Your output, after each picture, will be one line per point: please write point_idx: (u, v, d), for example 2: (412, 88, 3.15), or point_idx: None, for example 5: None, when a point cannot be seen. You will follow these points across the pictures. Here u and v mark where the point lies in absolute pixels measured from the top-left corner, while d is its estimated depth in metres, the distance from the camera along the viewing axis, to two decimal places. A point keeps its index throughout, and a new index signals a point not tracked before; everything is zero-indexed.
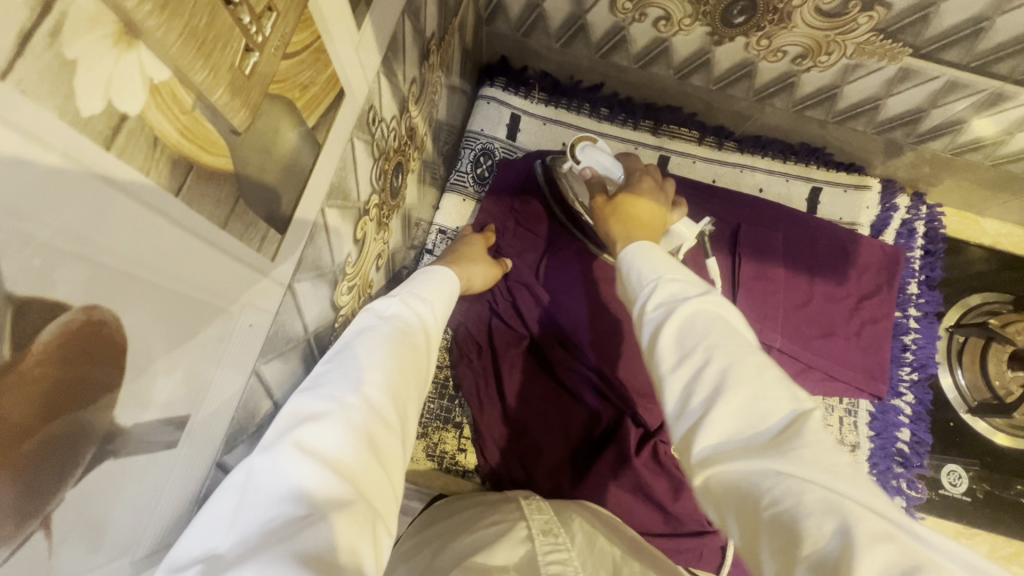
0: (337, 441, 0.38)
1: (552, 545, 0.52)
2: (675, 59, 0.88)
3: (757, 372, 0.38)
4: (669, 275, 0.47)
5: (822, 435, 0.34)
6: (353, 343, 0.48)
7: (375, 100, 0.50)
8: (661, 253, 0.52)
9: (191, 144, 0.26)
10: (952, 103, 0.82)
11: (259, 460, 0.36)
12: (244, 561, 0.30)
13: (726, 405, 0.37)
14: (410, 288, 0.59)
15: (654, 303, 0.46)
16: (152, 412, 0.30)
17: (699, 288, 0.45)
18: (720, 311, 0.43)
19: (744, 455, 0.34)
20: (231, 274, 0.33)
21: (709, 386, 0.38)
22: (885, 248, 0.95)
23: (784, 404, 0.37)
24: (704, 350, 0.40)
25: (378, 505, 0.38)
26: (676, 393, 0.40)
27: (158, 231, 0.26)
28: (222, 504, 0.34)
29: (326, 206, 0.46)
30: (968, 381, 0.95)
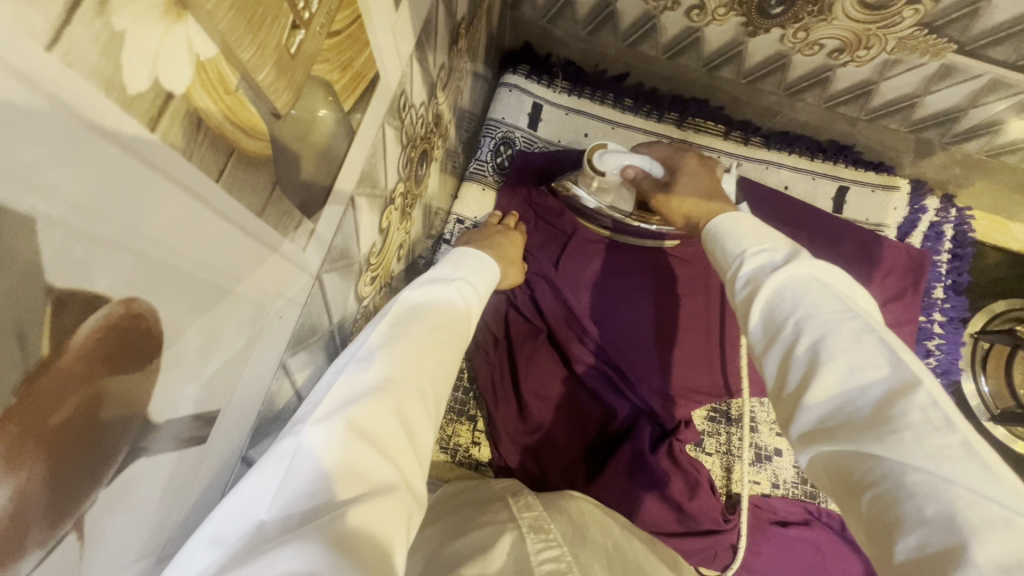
0: (386, 420, 0.38)
1: (545, 542, 0.51)
2: (705, 51, 0.86)
3: (853, 342, 0.37)
4: (755, 248, 0.47)
5: (933, 409, 0.32)
6: (402, 319, 0.48)
7: (407, 85, 0.48)
8: (750, 224, 0.50)
9: (233, 126, 0.24)
10: (992, 104, 0.79)
11: (311, 430, 0.36)
12: (290, 537, 0.29)
13: (821, 383, 0.36)
14: (460, 275, 0.59)
15: (743, 276, 0.46)
16: (183, 408, 0.28)
17: (788, 254, 0.45)
18: (813, 273, 0.42)
19: (841, 436, 0.34)
20: (264, 264, 0.32)
21: (807, 359, 0.38)
22: (911, 251, 0.94)
23: (882, 377, 0.35)
24: (800, 320, 0.40)
25: (414, 495, 0.37)
26: (777, 370, 0.41)
27: (195, 219, 0.24)
28: (271, 470, 0.34)
29: (356, 194, 0.44)
30: (991, 387, 0.93)
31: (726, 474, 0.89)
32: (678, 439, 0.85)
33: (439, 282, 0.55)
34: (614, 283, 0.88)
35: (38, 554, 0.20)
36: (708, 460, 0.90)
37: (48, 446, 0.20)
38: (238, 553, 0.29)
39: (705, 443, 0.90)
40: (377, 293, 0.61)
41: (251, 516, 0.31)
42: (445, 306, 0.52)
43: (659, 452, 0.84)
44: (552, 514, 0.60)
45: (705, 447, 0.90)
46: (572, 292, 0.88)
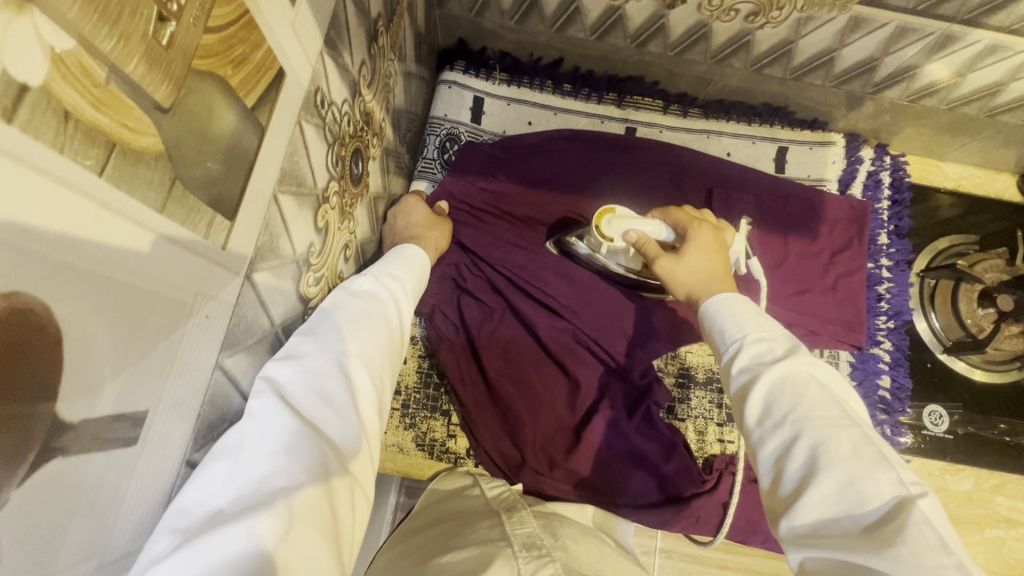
0: (323, 410, 0.42)
1: (538, 562, 0.51)
2: (630, 28, 0.88)
3: (854, 452, 0.40)
4: (754, 334, 0.50)
5: (926, 525, 0.36)
6: (326, 311, 0.50)
7: (322, 82, 0.49)
8: (748, 306, 0.54)
9: (111, 121, 0.25)
10: (903, 50, 0.82)
11: (249, 422, 0.39)
12: (244, 517, 0.33)
13: (818, 490, 0.39)
14: (380, 268, 0.60)
15: (739, 365, 0.49)
16: (104, 407, 0.29)
17: (784, 347, 0.48)
18: (812, 371, 0.46)
19: (840, 545, 0.37)
20: (178, 262, 0.32)
21: (805, 463, 0.41)
22: (853, 202, 0.98)
23: (883, 487, 0.38)
24: (795, 422, 0.43)
25: (355, 471, 0.43)
26: (771, 465, 0.44)
27: (82, 214, 0.24)
28: (217, 463, 0.36)
29: (279, 193, 0.45)
30: (942, 322, 0.97)
31: (700, 437, 0.90)
32: (654, 402, 0.87)
33: (357, 279, 0.56)
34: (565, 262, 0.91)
35: None
36: (681, 426, 0.91)
37: None
38: (196, 535, 0.32)
39: (678, 409, 0.91)
40: (326, 295, 0.62)
41: (206, 505, 0.34)
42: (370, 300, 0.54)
43: (634, 418, 0.86)
44: (544, 531, 0.61)
45: (677, 413, 0.91)
46: (527, 274, 0.90)
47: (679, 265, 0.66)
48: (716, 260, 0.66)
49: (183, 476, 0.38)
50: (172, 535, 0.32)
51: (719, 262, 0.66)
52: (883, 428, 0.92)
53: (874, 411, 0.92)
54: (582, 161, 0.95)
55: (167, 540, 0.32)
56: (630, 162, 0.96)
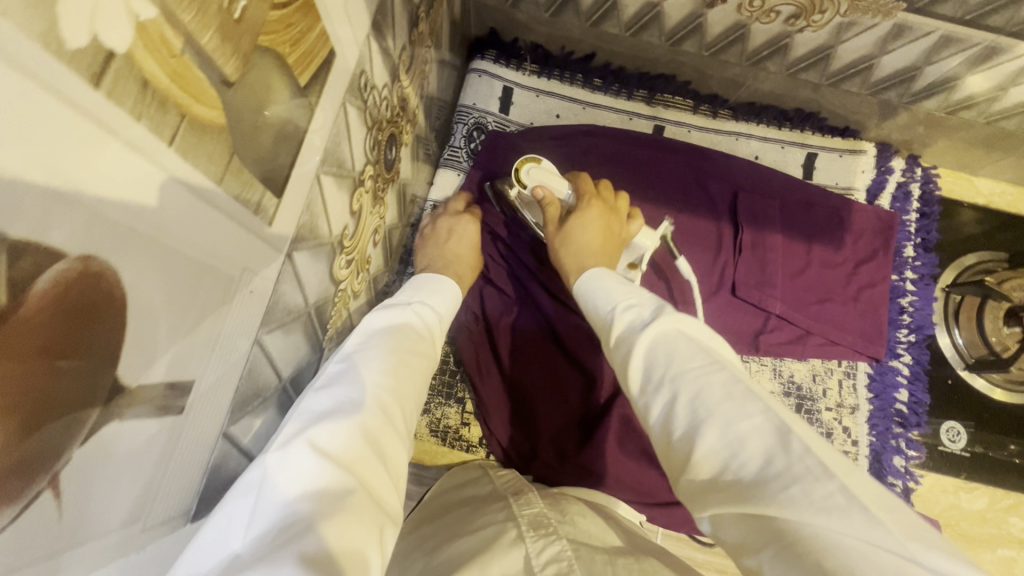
0: (348, 441, 0.41)
1: (546, 542, 0.52)
2: (666, 26, 0.87)
3: (725, 397, 0.40)
4: (624, 303, 0.52)
5: (807, 454, 0.35)
6: (361, 345, 0.51)
7: (367, 65, 0.49)
8: (616, 279, 0.57)
9: (183, 91, 0.25)
10: (945, 60, 0.81)
11: (275, 457, 0.38)
12: (263, 558, 0.31)
13: (706, 440, 0.38)
14: (419, 298, 0.63)
15: (614, 331, 0.50)
16: (157, 375, 0.29)
17: (652, 309, 0.50)
18: (680, 327, 0.47)
19: (732, 494, 0.36)
20: (229, 236, 0.33)
21: (687, 419, 0.40)
22: (880, 213, 0.97)
23: (756, 423, 0.38)
24: (672, 379, 0.43)
25: (386, 507, 0.40)
26: (661, 425, 0.42)
27: (152, 182, 0.25)
28: (239, 502, 0.36)
29: (321, 174, 0.45)
30: (965, 339, 0.96)
31: None
32: None
33: (396, 306, 0.59)
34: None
35: (10, 510, 0.21)
36: None
37: (11, 398, 0.20)
38: None
39: None
40: (355, 277, 0.62)
41: (225, 550, 0.33)
42: (406, 329, 0.56)
43: None
44: (552, 510, 0.61)
45: None
46: (546, 268, 0.90)
47: (559, 234, 0.73)
48: (598, 236, 0.71)
49: (220, 449, 0.39)
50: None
51: (601, 236, 0.71)
52: (898, 441, 0.91)
53: (890, 424, 0.92)
54: (610, 157, 0.95)
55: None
56: (657, 161, 0.95)
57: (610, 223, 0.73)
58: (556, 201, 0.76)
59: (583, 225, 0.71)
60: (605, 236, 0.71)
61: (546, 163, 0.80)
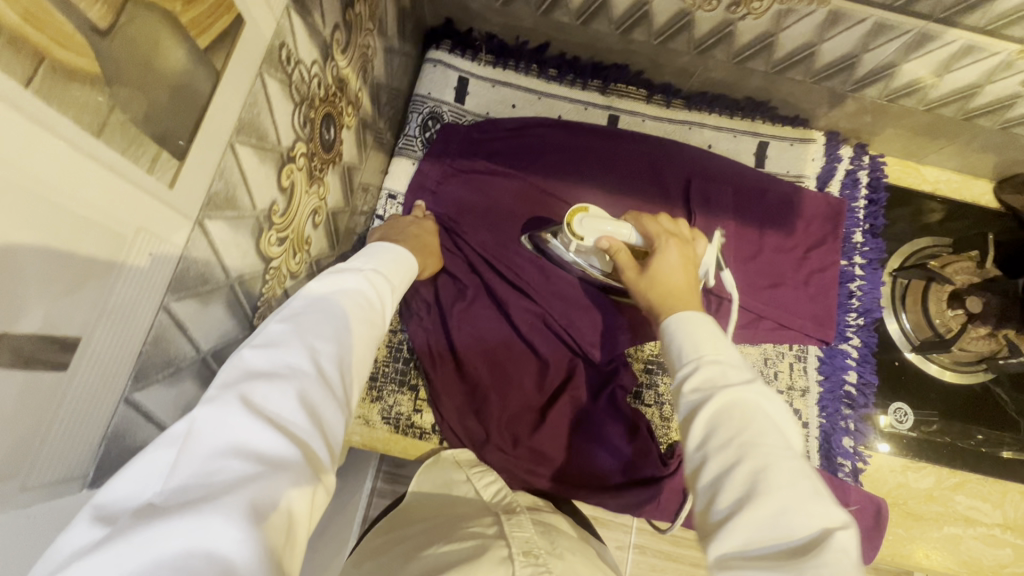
0: (283, 401, 0.42)
1: (534, 565, 0.52)
2: (614, 14, 0.88)
3: (789, 481, 0.41)
4: (711, 356, 0.50)
5: (847, 558, 0.36)
6: (309, 305, 0.51)
7: (288, 38, 0.49)
8: (713, 330, 0.54)
9: (40, 33, 0.25)
10: (881, 47, 0.83)
11: (204, 412, 0.39)
12: (177, 512, 0.33)
13: (749, 513, 0.40)
14: (372, 268, 0.63)
15: (692, 383, 0.49)
16: (31, 325, 0.29)
17: (741, 375, 0.48)
18: (761, 401, 0.47)
19: (765, 568, 0.37)
20: (114, 192, 0.32)
21: (744, 488, 0.41)
22: (829, 200, 0.99)
23: (813, 520, 0.39)
24: (739, 444, 0.43)
25: (319, 467, 0.42)
26: (709, 482, 0.44)
27: (9, 123, 0.25)
28: (161, 454, 0.37)
29: (236, 143, 0.45)
30: (912, 322, 0.98)
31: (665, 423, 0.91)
32: (620, 385, 0.88)
33: (347, 272, 0.59)
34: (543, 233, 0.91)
35: None
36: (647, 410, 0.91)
37: None
38: (124, 528, 0.32)
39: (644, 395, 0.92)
40: (291, 257, 0.62)
41: (140, 499, 0.35)
42: (355, 295, 0.56)
43: (601, 401, 0.87)
44: (540, 537, 0.61)
45: (644, 399, 0.92)
46: (498, 253, 0.90)
47: (643, 277, 0.67)
48: (681, 276, 0.66)
49: (121, 414, 0.38)
50: (100, 527, 0.33)
51: (682, 275, 0.67)
52: (847, 423, 0.93)
53: (839, 405, 0.93)
54: (564, 146, 0.96)
55: (93, 531, 0.32)
56: (611, 149, 0.96)
57: (689, 259, 0.69)
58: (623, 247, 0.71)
59: (667, 267, 0.67)
60: (687, 275, 0.67)
61: (597, 209, 0.76)
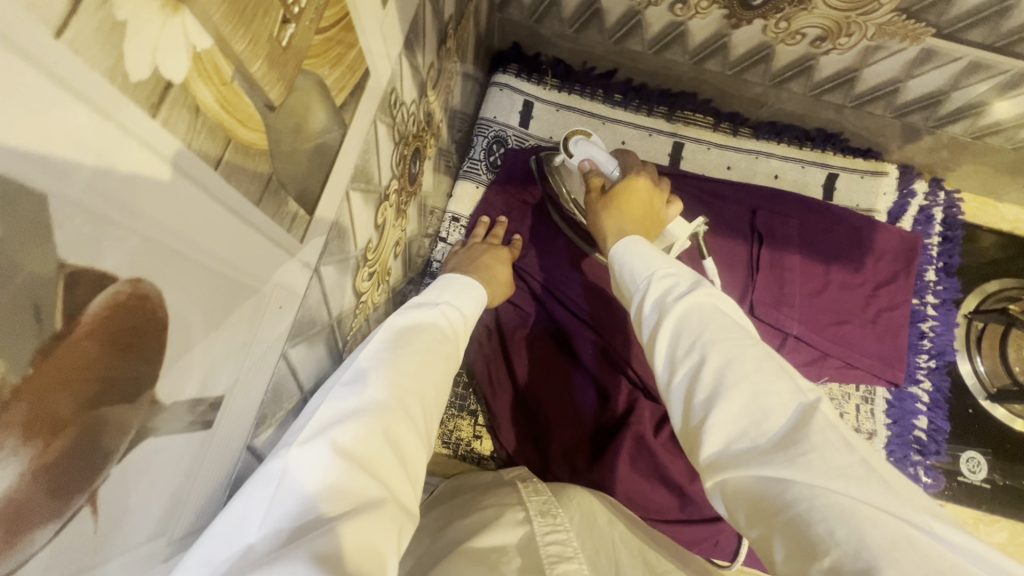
0: (368, 438, 0.40)
1: (551, 526, 0.52)
2: (690, 45, 0.87)
3: (755, 368, 0.39)
4: (661, 271, 0.48)
5: (831, 430, 0.34)
6: (388, 344, 0.50)
7: (398, 82, 0.50)
8: (651, 247, 0.53)
9: (229, 116, 0.26)
10: (973, 85, 0.80)
11: (297, 451, 0.38)
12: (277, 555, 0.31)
13: (725, 410, 0.37)
14: (446, 299, 0.62)
15: (651, 299, 0.47)
16: (190, 392, 0.29)
17: (692, 281, 0.47)
18: (715, 301, 0.44)
19: (751, 462, 0.35)
20: (265, 254, 0.33)
21: (710, 387, 0.39)
22: (903, 235, 0.95)
23: (783, 399, 0.37)
24: (703, 347, 0.41)
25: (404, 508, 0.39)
26: (679, 394, 0.41)
27: (201, 206, 0.25)
28: (258, 492, 0.35)
29: (350, 190, 0.45)
30: (987, 367, 0.94)
31: None
32: None
33: (423, 306, 0.59)
34: (608, 264, 0.91)
35: (53, 526, 0.22)
36: None
37: (58, 420, 0.21)
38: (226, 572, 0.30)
39: None
40: (376, 289, 0.63)
41: (241, 541, 0.33)
42: (430, 330, 0.55)
43: (661, 432, 0.85)
44: (554, 496, 0.61)
45: None
46: (560, 281, 0.90)
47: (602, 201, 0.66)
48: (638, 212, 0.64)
49: (243, 462, 0.39)
50: (205, 567, 0.31)
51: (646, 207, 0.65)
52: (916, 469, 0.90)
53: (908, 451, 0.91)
54: None
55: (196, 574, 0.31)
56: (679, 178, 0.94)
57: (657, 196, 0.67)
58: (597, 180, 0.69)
59: (638, 190, 0.66)
60: (649, 209, 0.65)
61: (597, 137, 0.76)
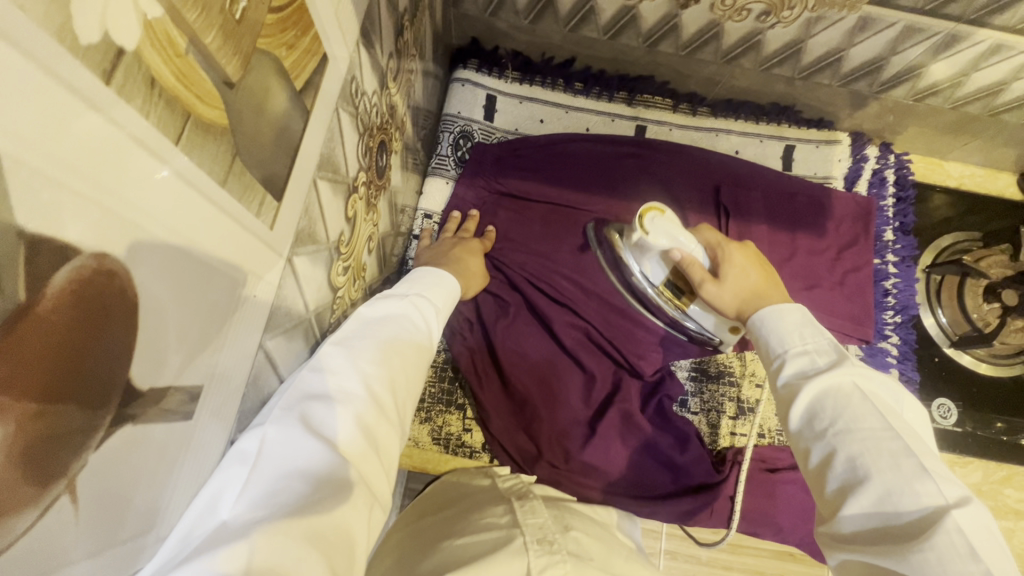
0: (339, 424, 0.41)
1: (548, 558, 0.51)
2: (643, 28, 0.90)
3: (893, 465, 0.40)
4: (796, 347, 0.51)
5: (959, 536, 0.35)
6: (360, 329, 0.50)
7: (357, 71, 0.50)
8: (800, 314, 0.53)
9: (187, 91, 0.25)
10: (910, 49, 0.85)
11: (272, 430, 0.38)
12: (248, 531, 0.32)
13: (857, 498, 0.40)
14: (417, 288, 0.60)
15: (783, 377, 0.50)
16: (167, 379, 0.29)
17: (829, 359, 0.48)
18: (857, 381, 0.45)
19: (872, 550, 0.37)
20: (234, 239, 0.33)
21: (845, 473, 0.41)
22: (858, 200, 0.99)
23: (922, 499, 0.38)
24: (837, 432, 0.43)
25: (375, 490, 0.41)
26: (816, 470, 0.44)
27: (162, 183, 0.25)
28: (232, 472, 0.36)
29: (318, 178, 0.45)
30: (948, 318, 0.99)
31: (713, 430, 0.92)
32: (667, 395, 0.88)
33: (392, 297, 0.56)
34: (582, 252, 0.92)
35: (32, 513, 0.21)
36: (693, 419, 0.92)
37: (29, 398, 0.20)
38: (199, 546, 0.31)
39: (690, 403, 0.93)
40: (351, 284, 0.62)
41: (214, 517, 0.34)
42: (403, 320, 0.54)
43: (648, 409, 0.87)
44: (556, 521, 0.60)
45: (689, 407, 0.92)
46: (539, 268, 0.91)
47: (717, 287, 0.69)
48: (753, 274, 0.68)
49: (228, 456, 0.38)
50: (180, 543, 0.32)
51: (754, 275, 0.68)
52: None
53: None
54: (597, 160, 0.96)
55: (173, 547, 0.32)
56: (645, 157, 0.96)
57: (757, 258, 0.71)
58: (695, 260, 0.71)
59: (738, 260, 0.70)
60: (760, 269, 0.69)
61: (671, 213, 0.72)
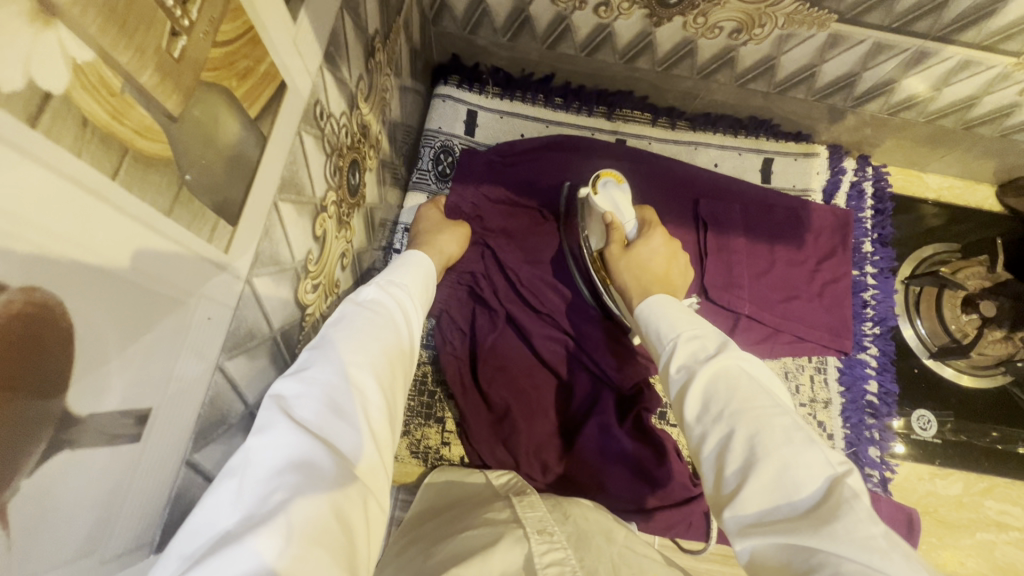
0: (327, 420, 0.41)
1: (549, 543, 0.52)
2: (619, 44, 0.91)
3: (785, 437, 0.40)
4: (686, 334, 0.50)
5: (859, 504, 0.35)
6: (334, 327, 0.49)
7: (322, 95, 0.51)
8: (677, 308, 0.55)
9: (124, 127, 0.27)
10: (881, 65, 0.86)
11: (257, 440, 0.38)
12: (251, 532, 0.32)
13: (757, 479, 0.38)
14: (387, 277, 0.60)
15: (676, 362, 0.49)
16: (111, 403, 0.30)
17: (716, 342, 0.48)
18: (742, 364, 0.46)
19: (783, 531, 0.36)
20: (183, 265, 0.33)
21: (744, 456, 0.40)
22: (836, 212, 0.99)
23: (817, 471, 0.38)
24: (730, 415, 0.42)
25: (369, 482, 0.41)
26: (712, 458, 0.42)
27: (99, 216, 0.26)
28: (224, 485, 0.36)
29: (279, 201, 0.46)
30: (927, 329, 0.99)
31: None
32: (646, 407, 0.87)
33: (364, 289, 0.56)
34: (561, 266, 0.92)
35: None
36: (672, 431, 0.93)
37: None
38: (203, 556, 0.31)
39: (669, 415, 0.94)
40: (323, 301, 0.63)
41: (214, 527, 0.33)
42: (378, 308, 0.53)
43: (626, 423, 0.86)
44: (552, 513, 0.62)
45: (669, 419, 0.94)
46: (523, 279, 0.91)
47: (623, 255, 0.72)
48: (661, 260, 0.70)
49: (183, 477, 0.39)
50: (182, 560, 0.32)
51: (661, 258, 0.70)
52: (872, 432, 0.93)
53: (863, 416, 0.94)
54: (577, 172, 0.97)
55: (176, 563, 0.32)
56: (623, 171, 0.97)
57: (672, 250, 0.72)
58: (620, 226, 0.75)
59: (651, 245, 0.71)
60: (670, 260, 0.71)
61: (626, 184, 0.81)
